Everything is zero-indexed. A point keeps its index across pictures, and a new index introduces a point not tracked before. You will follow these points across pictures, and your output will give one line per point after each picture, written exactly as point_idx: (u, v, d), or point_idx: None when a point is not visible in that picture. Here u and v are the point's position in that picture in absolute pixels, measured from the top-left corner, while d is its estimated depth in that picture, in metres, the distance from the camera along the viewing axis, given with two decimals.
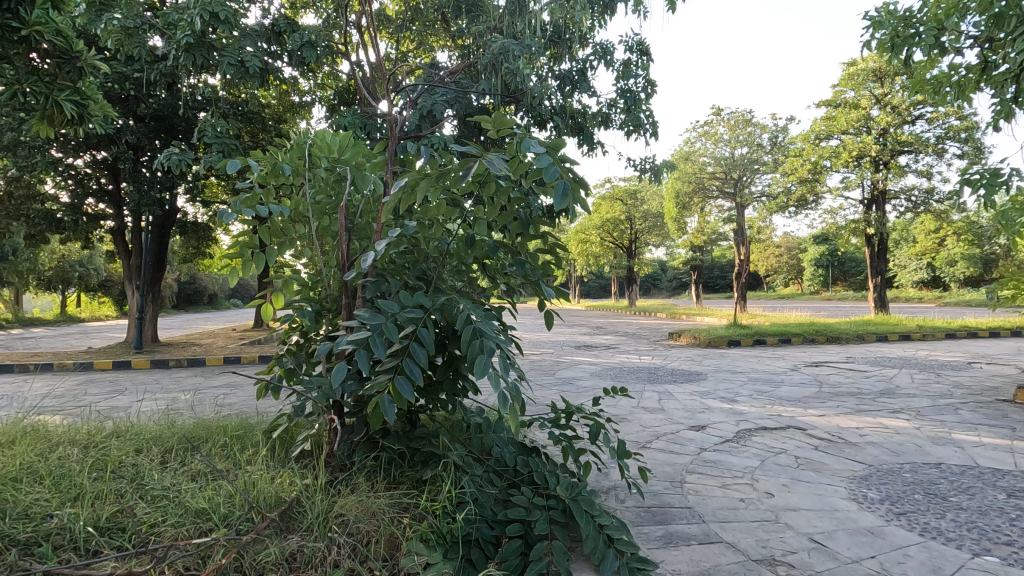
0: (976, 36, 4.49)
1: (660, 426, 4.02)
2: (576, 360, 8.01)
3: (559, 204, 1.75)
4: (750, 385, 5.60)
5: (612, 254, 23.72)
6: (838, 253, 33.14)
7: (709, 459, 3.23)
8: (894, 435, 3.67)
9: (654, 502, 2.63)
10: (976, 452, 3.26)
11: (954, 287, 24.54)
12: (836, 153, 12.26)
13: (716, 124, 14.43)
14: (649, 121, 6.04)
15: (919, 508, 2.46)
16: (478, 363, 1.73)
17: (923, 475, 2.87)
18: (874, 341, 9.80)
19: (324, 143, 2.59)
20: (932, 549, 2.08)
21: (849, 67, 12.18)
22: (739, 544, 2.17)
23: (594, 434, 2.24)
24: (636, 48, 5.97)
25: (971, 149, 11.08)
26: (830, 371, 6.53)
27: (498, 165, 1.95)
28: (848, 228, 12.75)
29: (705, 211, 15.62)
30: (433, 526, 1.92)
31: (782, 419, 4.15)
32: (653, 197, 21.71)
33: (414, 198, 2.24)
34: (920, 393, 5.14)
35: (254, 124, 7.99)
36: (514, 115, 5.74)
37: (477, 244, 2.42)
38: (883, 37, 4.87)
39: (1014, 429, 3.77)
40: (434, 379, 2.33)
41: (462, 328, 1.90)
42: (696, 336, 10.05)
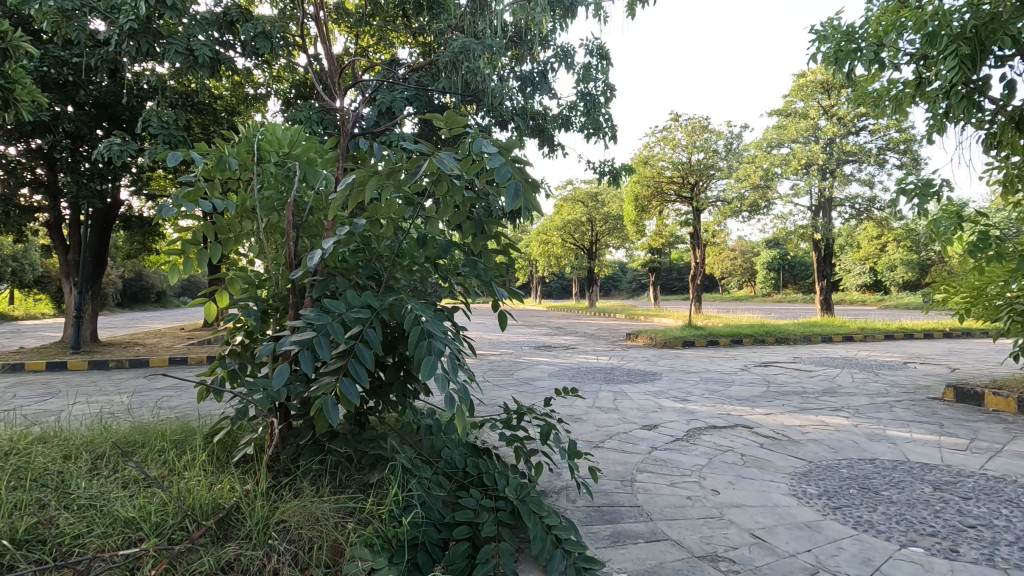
0: (912, 53, 4.75)
1: (614, 425, 4.07)
2: (535, 360, 8.05)
3: (510, 205, 1.74)
4: (702, 385, 5.75)
5: (573, 256, 23.93)
6: (788, 257, 34.44)
7: (660, 458, 3.29)
8: (833, 432, 3.83)
9: (604, 501, 2.66)
10: (908, 448, 3.44)
11: (894, 291, 25.84)
12: (786, 160, 12.73)
13: (674, 129, 14.74)
14: (608, 124, 6.11)
15: (854, 502, 2.57)
16: (425, 364, 1.71)
17: (858, 471, 3.01)
18: (820, 342, 10.22)
19: (274, 138, 2.53)
20: (863, 542, 2.17)
21: (798, 78, 12.67)
22: (684, 541, 2.21)
23: (545, 434, 2.23)
24: (596, 52, 6.03)
25: (909, 161, 11.70)
26: (778, 371, 6.78)
27: (449, 165, 1.93)
28: (797, 233, 13.25)
29: (664, 215, 15.96)
30: (379, 530, 1.89)
31: (731, 418, 4.27)
32: (613, 199, 22.03)
33: (363, 196, 2.19)
34: (859, 391, 5.38)
35: (204, 115, 7.68)
36: (474, 115, 5.72)
37: (430, 244, 2.38)
38: (828, 51, 5.08)
39: (941, 426, 3.99)
40: (383, 380, 2.28)
41: (410, 328, 1.86)
42: (653, 337, 10.26)
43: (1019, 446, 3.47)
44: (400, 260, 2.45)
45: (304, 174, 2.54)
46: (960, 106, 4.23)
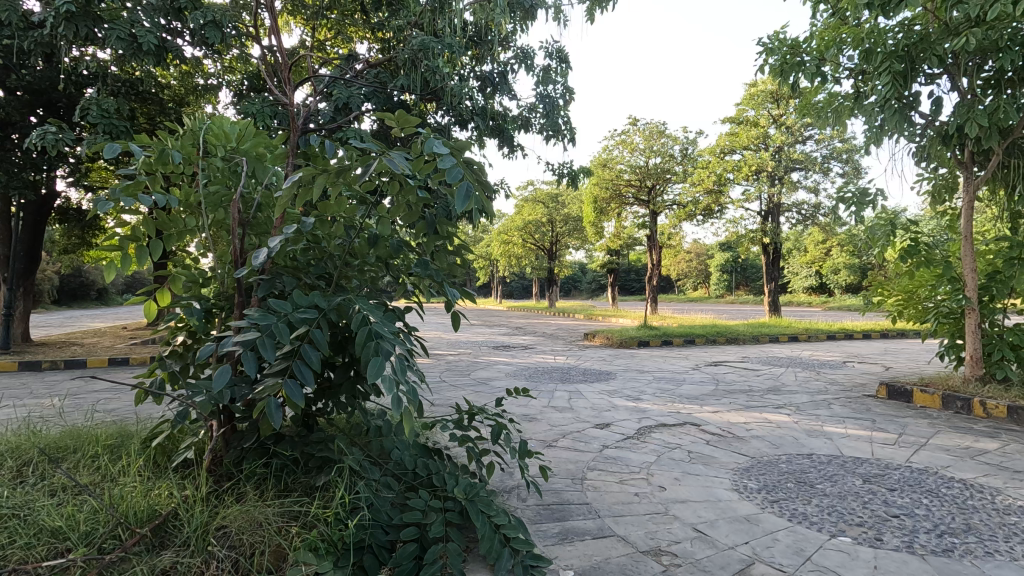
0: (851, 68, 5.00)
1: (568, 425, 4.13)
2: (493, 360, 8.06)
3: (461, 206, 1.74)
4: (654, 384, 5.89)
5: (533, 256, 24.03)
6: (740, 260, 35.61)
7: (610, 456, 3.36)
8: (775, 429, 4.00)
9: (554, 499, 2.69)
10: (842, 443, 3.62)
11: (838, 293, 27.05)
12: (738, 166, 13.18)
13: (632, 133, 15.03)
14: (567, 127, 6.17)
15: (790, 495, 2.70)
16: (373, 365, 1.68)
17: (796, 465, 3.15)
18: (767, 342, 10.63)
19: (221, 131, 2.46)
20: (797, 533, 2.29)
21: (750, 87, 13.11)
22: (629, 537, 2.27)
23: (495, 434, 2.23)
24: (555, 55, 6.09)
25: (851, 170, 12.31)
26: (726, 370, 7.04)
27: (399, 165, 1.91)
28: (748, 237, 13.73)
29: (622, 217, 16.25)
30: (324, 533, 1.87)
31: (681, 416, 4.40)
32: (573, 201, 22.24)
33: (311, 193, 2.14)
34: (801, 389, 5.64)
35: (149, 105, 7.36)
36: (433, 114, 5.68)
37: (381, 243, 2.36)
38: (775, 63, 5.29)
39: (873, 422, 4.23)
40: (333, 381, 2.25)
41: (357, 329, 1.84)
42: (609, 337, 10.43)
43: (942, 440, 3.71)
44: (351, 259, 2.42)
45: (252, 169, 2.47)
46: (893, 120, 4.48)
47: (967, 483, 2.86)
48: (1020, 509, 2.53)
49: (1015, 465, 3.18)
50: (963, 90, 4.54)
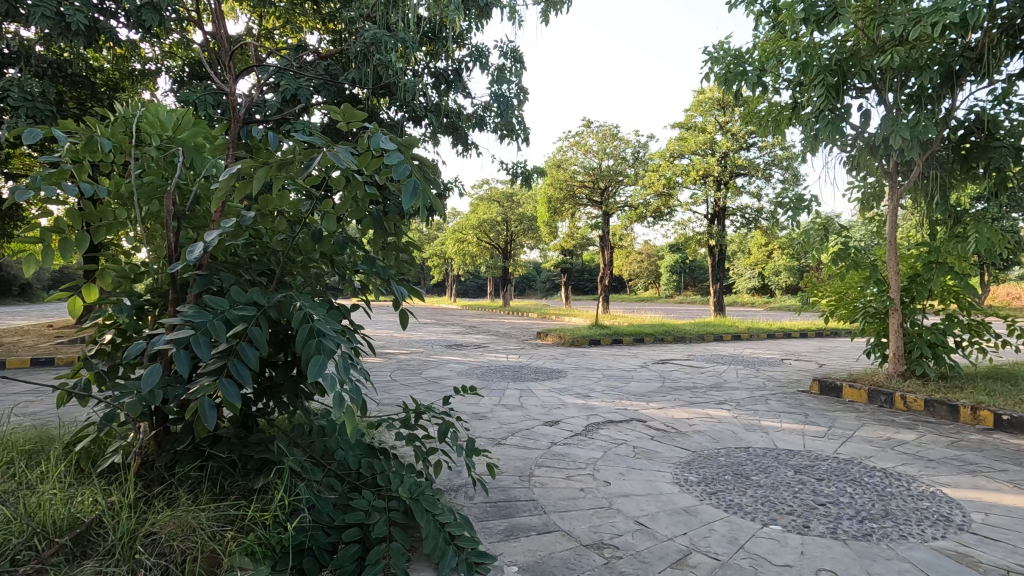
0: (789, 80, 5.25)
1: (517, 422, 4.16)
2: (445, 359, 8.01)
3: (408, 203, 1.71)
4: (604, 382, 6.01)
5: (487, 255, 23.98)
6: (688, 261, 36.74)
7: (558, 453, 3.40)
8: (716, 423, 4.16)
9: (501, 496, 2.71)
10: (777, 436, 3.80)
11: (778, 294, 28.33)
12: (687, 171, 13.59)
13: (586, 135, 15.25)
14: (521, 126, 6.19)
15: (727, 487, 2.82)
16: (313, 364, 1.62)
17: (734, 458, 3.29)
18: (712, 341, 11.02)
19: (156, 119, 2.35)
20: (731, 523, 2.39)
21: (699, 94, 13.53)
22: (574, 531, 2.31)
23: (442, 433, 2.21)
24: (510, 55, 6.11)
25: (790, 177, 12.91)
26: (672, 367, 7.26)
27: (344, 159, 1.85)
28: (695, 239, 14.18)
29: (576, 217, 16.48)
30: (262, 537, 1.82)
31: (627, 412, 4.51)
32: (528, 201, 22.37)
33: (251, 186, 2.05)
34: (741, 386, 5.88)
35: (80, 88, 6.91)
36: (386, 109, 5.58)
37: (326, 239, 2.31)
38: (720, 72, 5.49)
39: (806, 416, 4.46)
40: (274, 380, 2.18)
41: (298, 327, 1.79)
42: (561, 336, 10.56)
43: (866, 432, 3.95)
44: (294, 256, 2.35)
45: (189, 160, 2.39)
46: (827, 130, 4.74)
47: (887, 472, 3.06)
48: (931, 495, 2.74)
49: (930, 454, 3.43)
50: (889, 104, 4.84)
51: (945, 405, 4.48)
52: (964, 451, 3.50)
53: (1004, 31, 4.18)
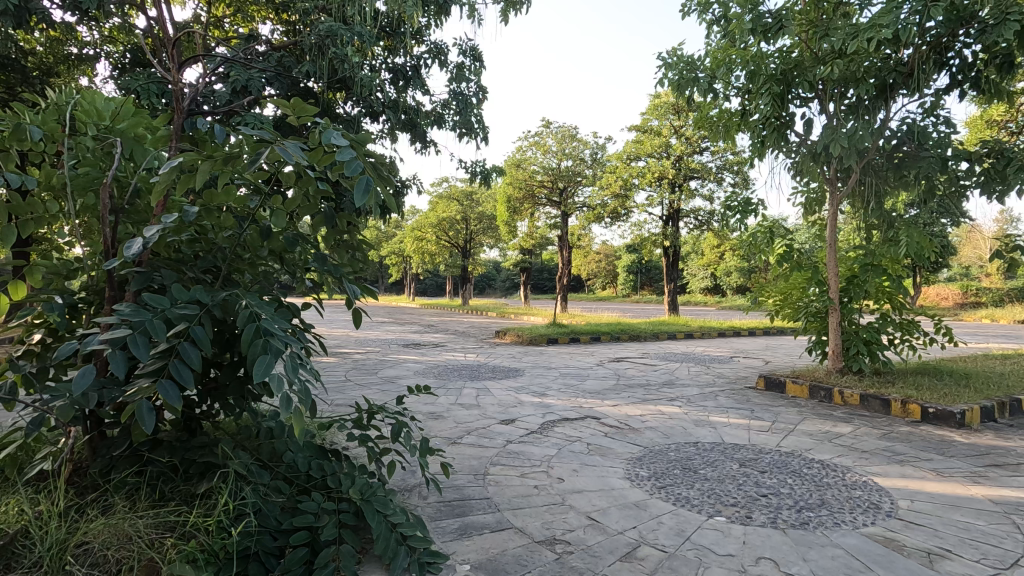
0: (739, 87, 5.44)
1: (473, 422, 4.16)
2: (402, 359, 7.91)
3: (360, 200, 1.68)
4: (560, 380, 6.07)
5: (447, 254, 23.80)
6: (644, 261, 37.54)
7: (513, 451, 3.43)
8: (667, 420, 4.28)
9: (455, 495, 2.71)
10: (724, 431, 3.94)
11: (729, 294, 29.32)
12: (643, 173, 13.88)
13: (545, 135, 15.35)
14: (480, 125, 6.17)
15: (676, 481, 2.90)
16: (258, 365, 1.57)
17: (683, 453, 3.40)
18: (665, 339, 11.29)
19: (92, 109, 2.25)
20: (679, 516, 2.47)
21: (655, 99, 13.83)
22: (527, 528, 2.34)
23: (395, 433, 2.17)
24: (469, 53, 6.09)
25: (741, 181, 13.37)
26: (627, 365, 7.40)
27: (293, 155, 1.80)
28: (651, 240, 14.51)
29: (535, 217, 16.57)
30: (204, 544, 1.76)
31: (582, 410, 4.58)
32: (487, 200, 22.37)
33: (195, 180, 1.96)
34: (692, 383, 6.06)
35: (7, 71, 6.46)
36: (342, 104, 5.45)
37: (274, 237, 2.24)
38: (673, 78, 5.64)
39: (752, 411, 4.65)
40: (219, 381, 2.11)
41: (244, 326, 1.73)
42: (519, 335, 10.62)
43: (807, 426, 4.14)
44: (241, 252, 2.28)
45: (129, 152, 2.27)
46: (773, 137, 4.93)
47: (824, 463, 3.22)
48: (863, 484, 2.91)
49: (863, 446, 3.63)
50: (830, 113, 5.08)
51: (879, 400, 4.74)
52: (894, 442, 3.72)
53: (933, 47, 4.46)
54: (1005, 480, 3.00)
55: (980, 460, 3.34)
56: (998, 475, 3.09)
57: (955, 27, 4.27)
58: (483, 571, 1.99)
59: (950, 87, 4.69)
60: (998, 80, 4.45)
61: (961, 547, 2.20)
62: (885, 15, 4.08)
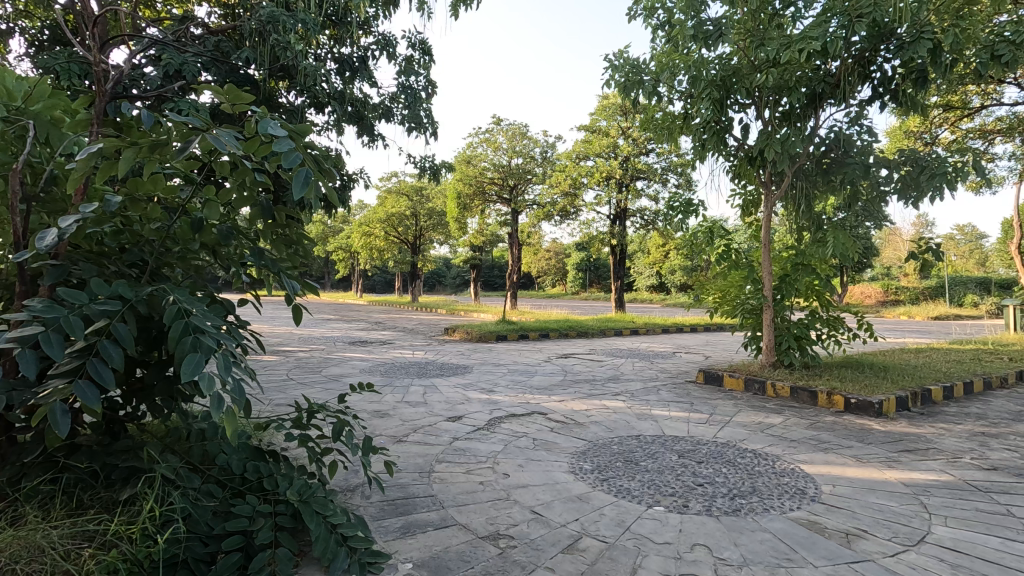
0: (681, 91, 5.62)
1: (420, 419, 4.12)
2: (347, 357, 7.73)
3: (298, 193, 1.62)
4: (508, 377, 6.10)
5: (396, 250, 23.42)
6: (593, 259, 38.23)
7: (460, 448, 3.42)
8: (611, 414, 4.38)
9: (399, 494, 2.68)
10: (664, 423, 4.08)
11: (674, 292, 30.30)
12: (591, 172, 14.12)
13: (496, 132, 15.34)
14: (429, 120, 6.09)
15: (618, 473, 2.98)
16: (187, 364, 1.50)
17: (626, 446, 3.49)
18: (612, 336, 11.55)
19: (2, 87, 2.09)
20: (620, 507, 2.54)
21: (604, 100, 14.08)
22: (470, 524, 2.34)
23: (336, 432, 2.11)
24: (418, 47, 6.00)
25: (684, 183, 13.83)
26: (574, 361, 7.52)
27: (226, 145, 1.71)
28: (599, 238, 14.79)
29: (485, 214, 16.55)
30: (127, 553, 1.67)
31: (529, 406, 4.63)
32: (437, 195, 22.14)
33: (117, 169, 1.84)
34: (636, 378, 6.23)
35: None
36: (285, 93, 5.25)
37: (206, 230, 2.13)
38: (620, 79, 5.77)
39: (691, 404, 4.83)
40: (145, 381, 1.99)
41: (171, 322, 1.64)
42: (468, 332, 10.60)
43: (741, 417, 4.34)
44: (171, 246, 2.16)
45: (44, 136, 2.11)
46: None
47: (756, 452, 3.39)
48: (791, 471, 3.07)
49: (792, 435, 3.84)
50: (765, 119, 5.32)
51: (807, 391, 5.02)
52: (820, 431, 3.95)
53: (858, 61, 4.75)
54: (915, 464, 3.25)
55: (895, 446, 3.61)
56: (910, 459, 3.34)
57: (876, 43, 4.57)
58: (425, 568, 1.98)
59: (872, 99, 5.01)
60: (914, 94, 4.80)
61: (875, 527, 2.37)
62: (815, 29, 4.33)
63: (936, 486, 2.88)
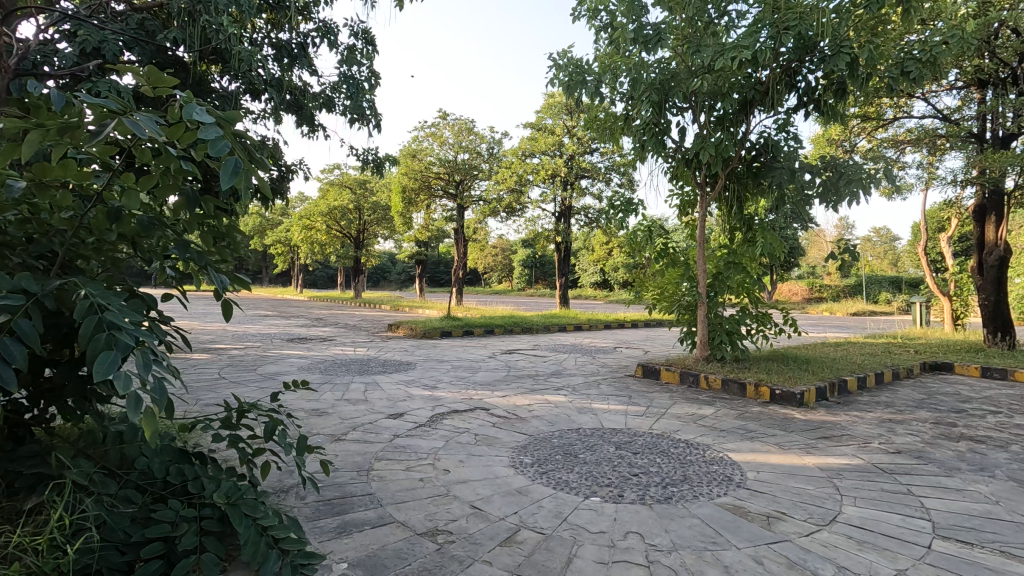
0: (623, 93, 5.76)
1: (359, 417, 4.04)
2: (285, 354, 7.47)
3: (228, 182, 1.55)
4: (451, 373, 6.08)
5: (338, 244, 22.78)
6: (538, 256, 38.61)
7: (400, 445, 3.38)
8: (553, 408, 4.45)
9: (335, 493, 2.62)
10: (603, 417, 4.18)
11: (616, 288, 31.06)
12: (537, 169, 14.24)
13: (441, 127, 15.19)
14: (372, 112, 5.95)
15: (557, 466, 3.04)
16: (101, 362, 1.41)
17: (566, 439, 3.56)
18: (556, 332, 11.72)
19: None
20: (558, 499, 2.59)
21: (549, 98, 14.21)
22: (408, 521, 2.32)
23: (268, 431, 2.03)
24: (361, 36, 5.86)
25: (627, 182, 14.18)
26: (518, 357, 7.58)
27: (146, 129, 1.62)
28: (544, 235, 14.95)
29: (431, 209, 16.40)
30: (32, 564, 1.56)
31: (472, 401, 4.64)
32: (382, 189, 21.68)
33: (20, 151, 1.70)
34: (578, 373, 6.35)
35: None
36: (218, 78, 4.98)
37: (125, 220, 1.99)
38: (564, 79, 5.84)
39: (629, 397, 4.98)
40: (54, 381, 1.85)
41: (82, 318, 1.53)
42: (412, 328, 10.48)
43: (676, 409, 4.52)
44: (85, 236, 2.01)
45: None
46: None
47: (688, 443, 3.54)
48: (720, 459, 3.23)
49: (722, 425, 4.04)
50: (701, 123, 5.53)
51: (737, 384, 5.29)
52: (747, 421, 4.17)
53: (785, 71, 5.02)
54: (830, 449, 3.49)
55: (813, 433, 3.86)
56: (826, 445, 3.58)
57: (802, 55, 4.84)
58: (361, 568, 1.95)
59: (797, 107, 5.32)
60: (834, 104, 5.12)
61: (793, 509, 2.53)
62: (747, 38, 4.55)
63: (848, 470, 3.11)
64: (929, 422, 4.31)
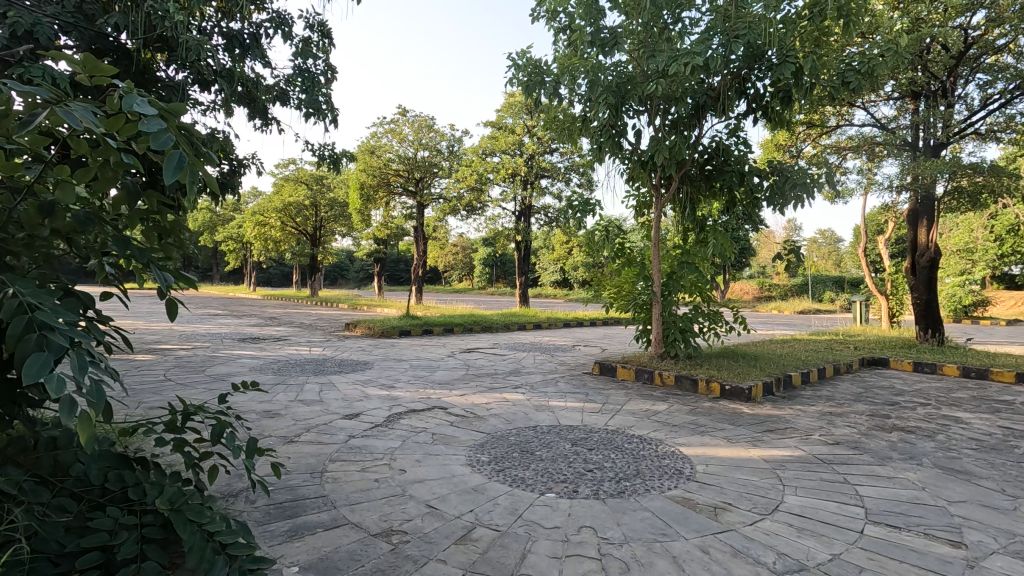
0: (581, 94, 5.83)
1: (313, 418, 3.97)
2: (235, 355, 7.23)
3: (172, 176, 1.49)
4: (409, 372, 6.02)
5: (294, 241, 22.16)
6: (499, 255, 38.66)
7: (355, 446, 3.34)
8: (511, 406, 4.48)
9: (287, 496, 2.57)
10: (560, 414, 4.24)
11: (575, 287, 31.44)
12: (497, 168, 14.26)
13: (401, 123, 15.01)
14: (327, 106, 5.82)
15: (514, 464, 3.06)
16: (30, 364, 1.34)
17: (522, 437, 3.59)
18: (515, 330, 11.77)
19: None
20: (514, 496, 2.61)
21: (510, 97, 14.25)
22: (363, 522, 2.30)
23: (215, 434, 1.96)
24: (316, 28, 5.73)
25: (585, 182, 14.39)
26: (477, 356, 7.58)
27: (81, 119, 1.54)
28: (504, 234, 14.98)
29: (389, 206, 16.19)
30: None
31: (430, 401, 4.61)
32: (339, 185, 21.24)
33: None
34: (536, 371, 6.41)
35: None
36: (164, 67, 4.76)
37: (59, 215, 1.87)
38: (523, 79, 5.87)
39: (586, 394, 5.06)
40: None
41: (12, 318, 1.45)
42: (370, 327, 10.32)
43: (631, 406, 4.62)
44: (15, 231, 1.88)
45: None
46: None
47: (641, 438, 3.63)
48: (671, 454, 3.33)
49: (674, 421, 4.16)
50: (656, 126, 5.67)
51: (689, 380, 5.45)
52: (698, 416, 4.31)
53: (734, 78, 5.21)
54: (775, 442, 3.65)
55: (759, 427, 4.02)
56: (771, 438, 3.74)
57: (750, 62, 5.04)
58: (312, 570, 1.92)
59: (746, 113, 5.52)
60: (780, 111, 5.34)
61: (739, 500, 2.63)
62: (698, 45, 4.69)
63: (790, 461, 3.26)
64: (866, 414, 4.55)
